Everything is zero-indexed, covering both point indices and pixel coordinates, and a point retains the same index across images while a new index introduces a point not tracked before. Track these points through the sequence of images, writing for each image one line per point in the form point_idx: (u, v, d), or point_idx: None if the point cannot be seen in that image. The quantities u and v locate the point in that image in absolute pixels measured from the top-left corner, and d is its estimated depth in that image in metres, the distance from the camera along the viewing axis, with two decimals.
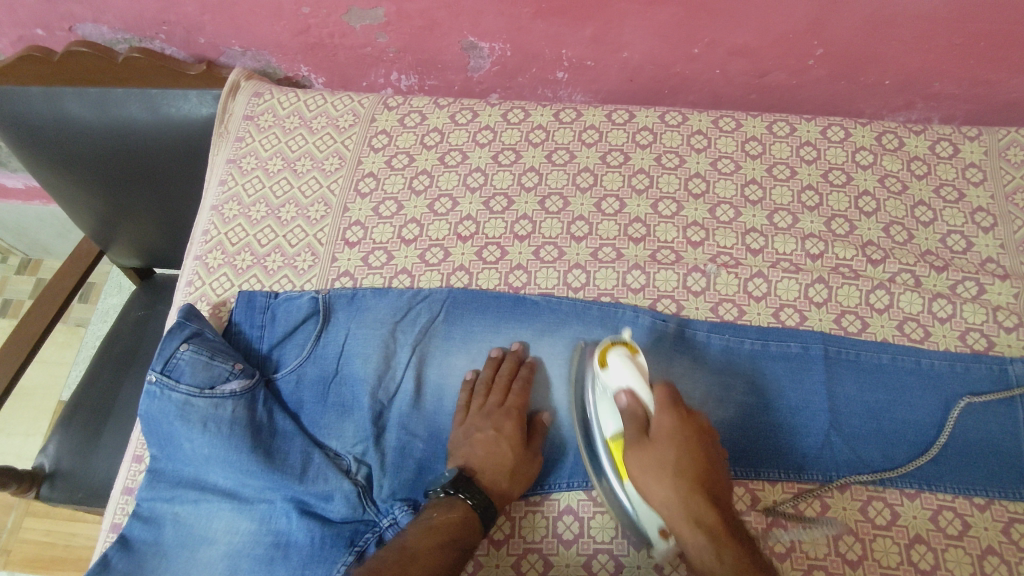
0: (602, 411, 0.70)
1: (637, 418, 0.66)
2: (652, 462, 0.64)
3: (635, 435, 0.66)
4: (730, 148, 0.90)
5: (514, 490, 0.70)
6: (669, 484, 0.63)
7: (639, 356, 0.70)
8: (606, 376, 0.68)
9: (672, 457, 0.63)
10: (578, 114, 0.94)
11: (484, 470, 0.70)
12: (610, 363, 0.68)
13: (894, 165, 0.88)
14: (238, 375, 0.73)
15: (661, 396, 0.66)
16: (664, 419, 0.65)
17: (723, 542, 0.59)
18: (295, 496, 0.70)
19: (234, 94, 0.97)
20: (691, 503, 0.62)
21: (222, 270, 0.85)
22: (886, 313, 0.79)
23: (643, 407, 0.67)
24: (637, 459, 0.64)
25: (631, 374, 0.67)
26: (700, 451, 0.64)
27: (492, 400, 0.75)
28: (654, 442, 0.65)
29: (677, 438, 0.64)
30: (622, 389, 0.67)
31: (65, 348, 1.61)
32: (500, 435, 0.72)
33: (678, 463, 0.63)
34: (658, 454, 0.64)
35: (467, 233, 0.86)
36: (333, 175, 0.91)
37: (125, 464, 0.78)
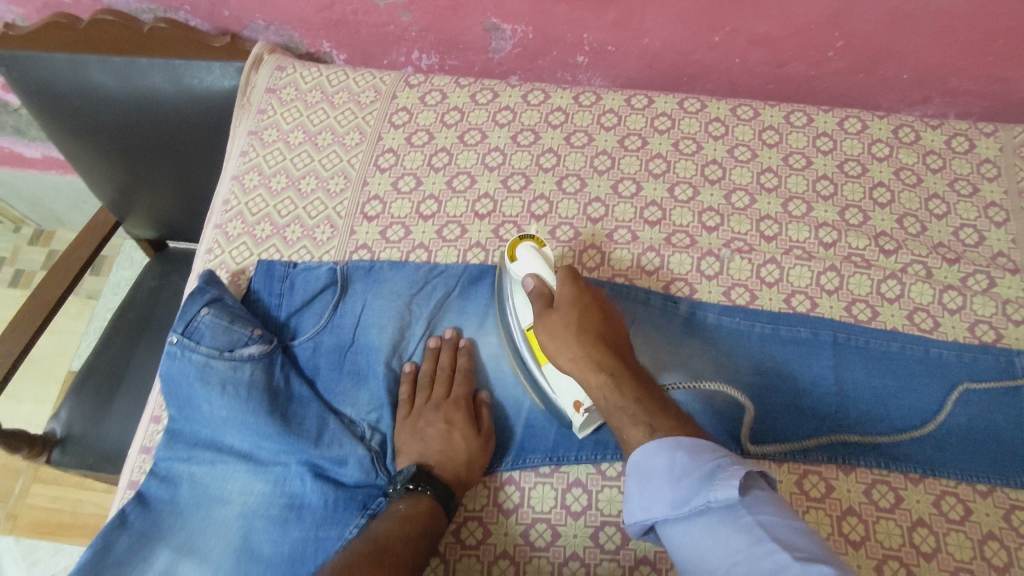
0: (514, 299, 0.73)
1: (543, 296, 0.69)
2: (559, 328, 0.65)
3: (544, 306, 0.68)
4: (747, 137, 0.91)
5: (470, 478, 0.71)
6: (576, 341, 0.64)
7: (546, 249, 0.73)
8: (516, 267, 0.71)
9: (575, 320, 0.65)
10: (597, 98, 0.94)
11: (443, 464, 0.70)
12: (519, 255, 0.71)
13: (910, 158, 0.89)
14: (256, 340, 0.74)
15: (564, 276, 0.69)
16: (566, 290, 0.67)
17: (624, 382, 0.61)
18: (310, 459, 0.71)
19: (256, 67, 0.98)
20: (597, 356, 0.63)
21: (242, 240, 0.87)
22: (897, 302, 0.80)
23: (548, 288, 0.69)
24: (546, 322, 0.66)
25: (537, 262, 0.70)
26: (600, 313, 0.67)
27: (437, 392, 0.75)
28: (556, 310, 0.67)
29: (577, 305, 0.66)
30: (529, 275, 0.70)
31: (76, 318, 1.62)
32: (452, 427, 0.73)
33: (582, 323, 0.65)
34: (562, 315, 0.66)
35: (484, 211, 0.87)
36: (353, 150, 0.92)
37: (142, 426, 0.79)
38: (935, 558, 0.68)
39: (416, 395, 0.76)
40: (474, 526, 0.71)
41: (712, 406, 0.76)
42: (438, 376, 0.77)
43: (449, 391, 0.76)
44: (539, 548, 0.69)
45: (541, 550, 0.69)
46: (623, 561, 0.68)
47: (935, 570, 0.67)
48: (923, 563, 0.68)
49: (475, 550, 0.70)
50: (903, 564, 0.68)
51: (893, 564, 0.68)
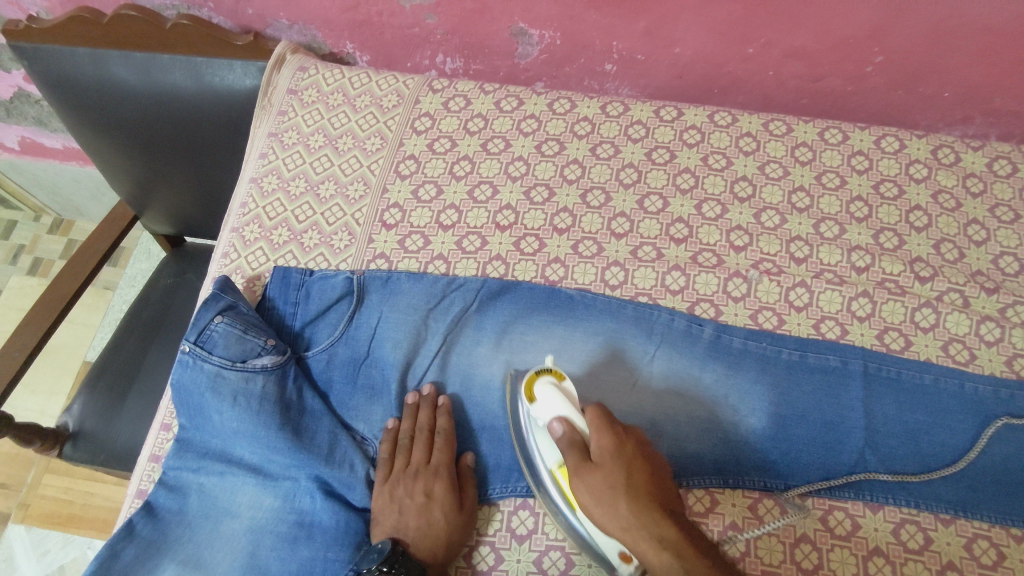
0: (540, 439, 0.67)
1: (575, 444, 0.62)
2: (602, 486, 0.59)
3: (577, 462, 0.61)
4: (779, 153, 0.88)
5: (450, 554, 0.67)
6: (626, 509, 0.57)
7: (566, 383, 0.68)
8: (538, 407, 0.66)
9: (620, 479, 0.59)
10: (625, 108, 0.92)
11: (420, 541, 0.66)
12: (540, 394, 0.66)
13: (949, 180, 0.86)
14: (270, 351, 0.72)
15: (594, 419, 0.62)
16: (603, 442, 0.61)
17: (688, 549, 0.55)
18: (320, 476, 0.70)
19: (279, 67, 0.96)
20: (651, 527, 0.56)
21: (259, 245, 0.85)
22: (931, 332, 0.77)
23: (578, 431, 0.63)
24: (589, 480, 0.60)
25: (562, 401, 0.65)
26: (642, 459, 0.61)
27: (416, 459, 0.71)
28: (597, 467, 0.60)
29: (619, 453, 0.60)
30: (557, 419, 0.64)
31: (92, 309, 1.62)
32: (430, 500, 0.68)
33: (630, 483, 0.58)
34: (603, 475, 0.59)
35: (506, 223, 0.84)
36: (373, 155, 0.90)
37: (153, 432, 0.78)
38: None
39: (397, 459, 0.72)
40: (485, 551, 0.69)
41: (736, 436, 0.74)
42: (418, 440, 0.72)
43: (430, 457, 0.71)
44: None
45: None
46: None
47: None
48: None
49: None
50: None
51: None
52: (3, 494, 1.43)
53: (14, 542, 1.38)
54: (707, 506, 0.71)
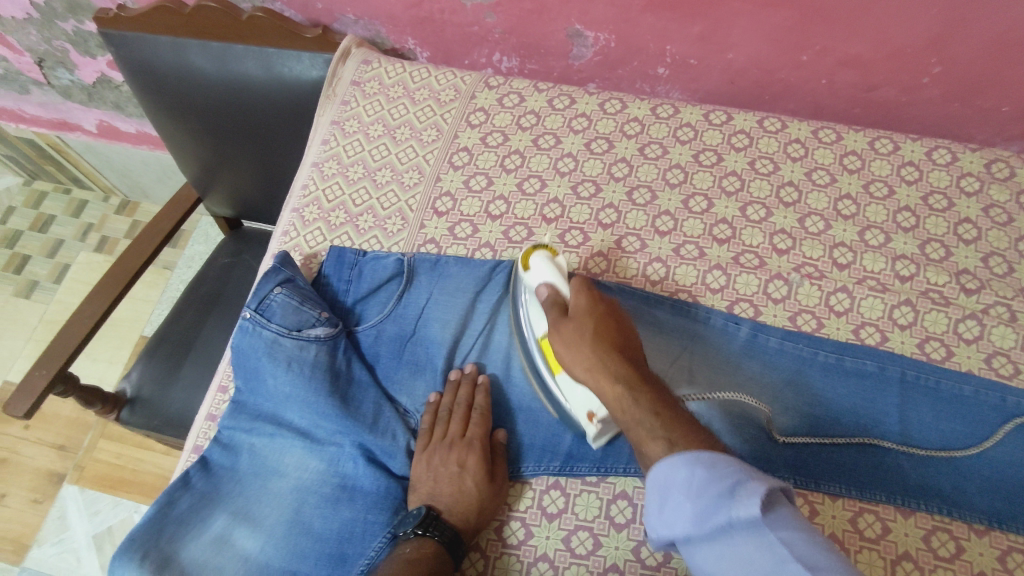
0: (531, 312, 0.74)
1: (557, 304, 0.69)
2: (573, 333, 0.64)
3: (557, 314, 0.68)
4: (828, 161, 0.88)
5: (481, 523, 0.69)
6: (589, 346, 0.62)
7: (560, 259, 0.74)
8: (531, 276, 0.72)
9: (587, 329, 0.64)
10: (675, 111, 0.94)
11: (452, 510, 0.68)
12: (531, 264, 0.73)
13: (1002, 195, 0.85)
14: (323, 322, 0.77)
15: (576, 286, 0.69)
16: (580, 300, 0.67)
17: (640, 387, 0.58)
18: (364, 443, 0.74)
19: (344, 60, 1.02)
20: (610, 365, 0.61)
21: (317, 225, 0.90)
22: (975, 344, 0.76)
23: (561, 296, 0.69)
24: (560, 333, 0.66)
25: (550, 271, 0.71)
26: (614, 321, 0.65)
27: (452, 430, 0.73)
28: (570, 320, 0.66)
29: (590, 311, 0.66)
30: (544, 284, 0.71)
31: (152, 287, 1.71)
32: (464, 471, 0.70)
33: (596, 330, 0.64)
34: (576, 323, 0.65)
35: (552, 216, 0.87)
36: (429, 146, 0.94)
37: (209, 395, 0.83)
38: None
39: (435, 429, 0.75)
40: (516, 526, 0.71)
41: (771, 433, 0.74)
42: (455, 413, 0.74)
43: (465, 430, 0.73)
44: (579, 556, 0.68)
45: (581, 558, 0.68)
46: None
47: None
48: None
49: (515, 550, 0.70)
50: None
51: None
52: (62, 455, 1.52)
53: (68, 501, 1.46)
54: None
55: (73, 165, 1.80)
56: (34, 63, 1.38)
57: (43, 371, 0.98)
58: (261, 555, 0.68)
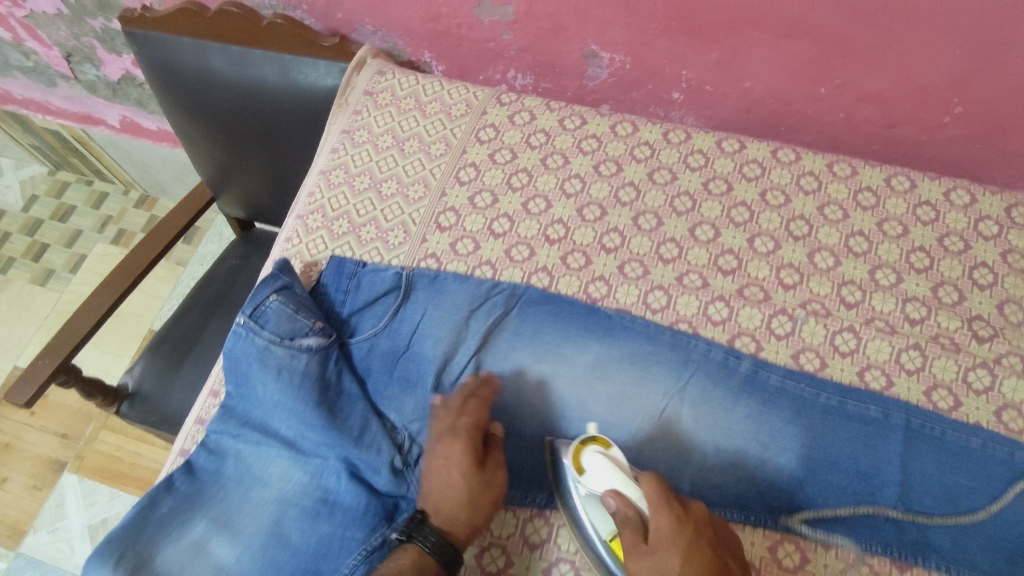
0: (596, 520, 0.65)
1: (627, 521, 0.60)
2: (656, 574, 0.56)
3: (634, 540, 0.59)
4: (841, 196, 0.86)
5: (476, 518, 0.66)
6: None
7: (615, 451, 0.67)
8: (588, 479, 0.64)
9: (674, 568, 0.56)
10: (687, 136, 0.92)
11: (438, 509, 0.66)
12: (586, 468, 0.65)
13: (1021, 241, 0.82)
14: (316, 333, 0.76)
15: (651, 495, 0.59)
16: (660, 523, 0.58)
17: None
18: (348, 457, 0.72)
19: (359, 69, 1.03)
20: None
21: (319, 233, 0.90)
22: (985, 395, 0.73)
23: (634, 509, 0.61)
24: (644, 575, 0.57)
25: (611, 474, 0.63)
26: (700, 536, 0.58)
27: (442, 423, 0.70)
28: (652, 551, 0.58)
29: (676, 534, 0.57)
30: (606, 491, 0.63)
31: (163, 282, 1.73)
32: (449, 464, 0.67)
33: (687, 570, 0.55)
34: (663, 563, 0.56)
35: (556, 237, 0.86)
36: (436, 160, 0.93)
37: (202, 396, 0.83)
38: None
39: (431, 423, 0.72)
40: (496, 554, 0.71)
41: (762, 474, 0.73)
42: (447, 404, 0.72)
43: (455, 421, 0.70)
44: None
45: None
46: None
47: None
48: None
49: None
50: None
51: None
52: (63, 443, 1.53)
53: (66, 490, 1.47)
54: None
55: (95, 158, 1.83)
56: (62, 58, 1.40)
57: (47, 360, 0.99)
58: (237, 565, 0.68)
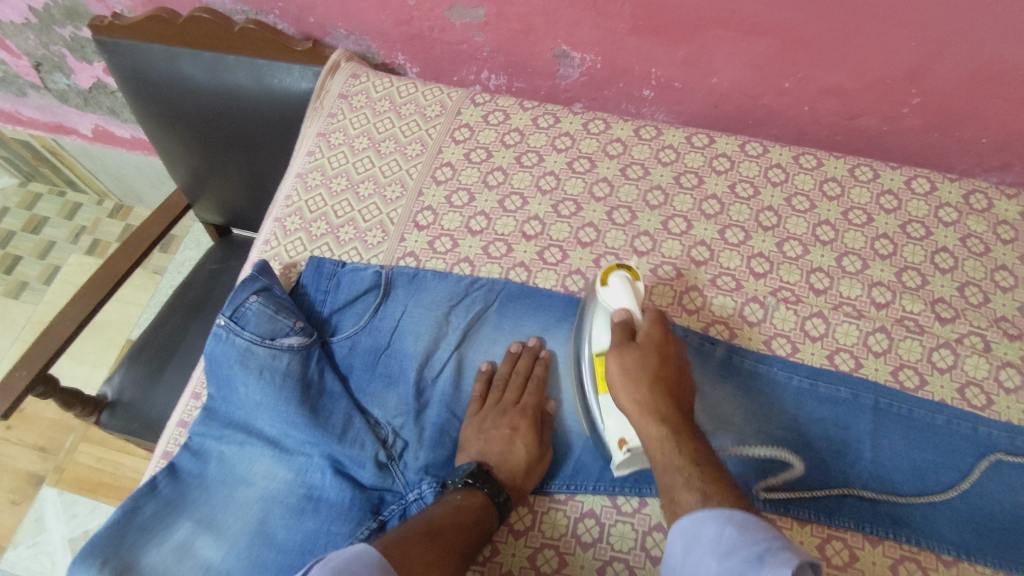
0: (593, 325, 0.73)
1: (627, 330, 0.69)
2: (632, 363, 0.65)
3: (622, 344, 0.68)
4: (807, 186, 0.89)
5: (525, 486, 0.71)
6: (645, 384, 0.64)
7: (639, 283, 0.73)
8: (606, 294, 0.72)
9: (646, 367, 0.65)
10: (658, 132, 0.95)
11: (500, 467, 0.71)
12: (611, 282, 0.72)
13: (978, 226, 0.85)
14: (297, 332, 0.77)
15: (653, 320, 0.69)
16: (651, 333, 0.68)
17: (685, 439, 0.60)
18: (332, 454, 0.73)
19: (333, 73, 1.03)
20: (660, 402, 0.63)
21: (298, 234, 0.90)
22: (949, 374, 0.76)
23: (633, 323, 0.69)
24: (622, 359, 0.66)
25: (626, 295, 0.71)
26: (676, 362, 0.67)
27: (507, 397, 0.76)
28: (637, 346, 0.66)
29: (662, 349, 0.67)
30: (619, 308, 0.70)
31: (141, 291, 1.71)
32: (515, 434, 0.73)
33: (656, 371, 0.65)
34: (640, 355, 0.66)
35: (532, 233, 0.88)
36: (413, 160, 0.95)
37: (183, 400, 0.83)
38: None
39: (489, 397, 0.78)
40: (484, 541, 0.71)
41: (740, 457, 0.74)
42: (513, 382, 0.78)
43: (519, 399, 0.76)
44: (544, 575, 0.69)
45: None
46: None
47: None
48: None
49: (481, 566, 0.70)
50: None
51: None
52: (43, 456, 1.51)
53: (46, 503, 1.45)
54: None
55: (68, 168, 1.81)
56: (31, 67, 1.39)
57: (21, 372, 0.98)
58: (222, 564, 0.68)
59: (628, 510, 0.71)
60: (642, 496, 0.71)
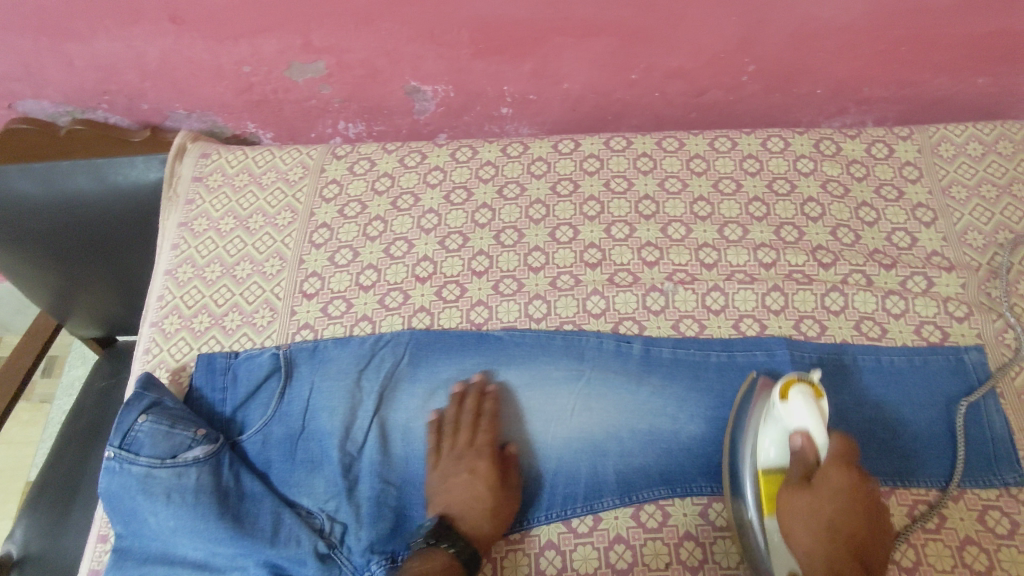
0: (762, 435, 0.68)
1: (806, 461, 0.66)
2: (804, 509, 0.65)
3: (801, 476, 0.66)
4: (675, 168, 0.92)
5: (495, 533, 0.70)
6: (814, 528, 0.64)
7: (822, 399, 0.66)
8: (786, 413, 0.66)
9: (823, 503, 0.64)
10: (525, 147, 0.95)
11: (465, 517, 0.69)
12: (791, 398, 0.65)
13: (834, 169, 0.91)
14: (201, 441, 0.71)
15: (836, 445, 0.66)
16: (834, 475, 0.65)
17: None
18: (268, 559, 0.69)
19: (181, 157, 0.97)
20: (831, 552, 0.62)
21: (180, 335, 0.84)
22: (843, 314, 0.80)
23: (815, 448, 0.65)
24: (797, 503, 0.65)
25: (812, 417, 0.65)
26: (860, 505, 0.64)
27: (461, 440, 0.74)
28: (811, 486, 0.65)
29: (844, 495, 0.64)
30: (799, 429, 0.65)
31: (30, 426, 1.55)
32: (475, 477, 0.71)
33: (831, 517, 0.63)
34: (811, 498, 0.65)
35: (425, 274, 0.86)
36: (286, 230, 0.91)
37: (90, 545, 0.75)
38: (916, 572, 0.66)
39: (441, 440, 0.75)
40: None
41: (678, 443, 0.75)
42: (461, 422, 0.75)
43: (473, 439, 0.74)
44: None
45: None
46: None
47: None
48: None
49: None
50: None
51: None
52: None
53: None
54: (658, 521, 0.71)
55: None
56: None
57: None
58: None
59: (584, 530, 0.71)
60: (595, 513, 0.72)
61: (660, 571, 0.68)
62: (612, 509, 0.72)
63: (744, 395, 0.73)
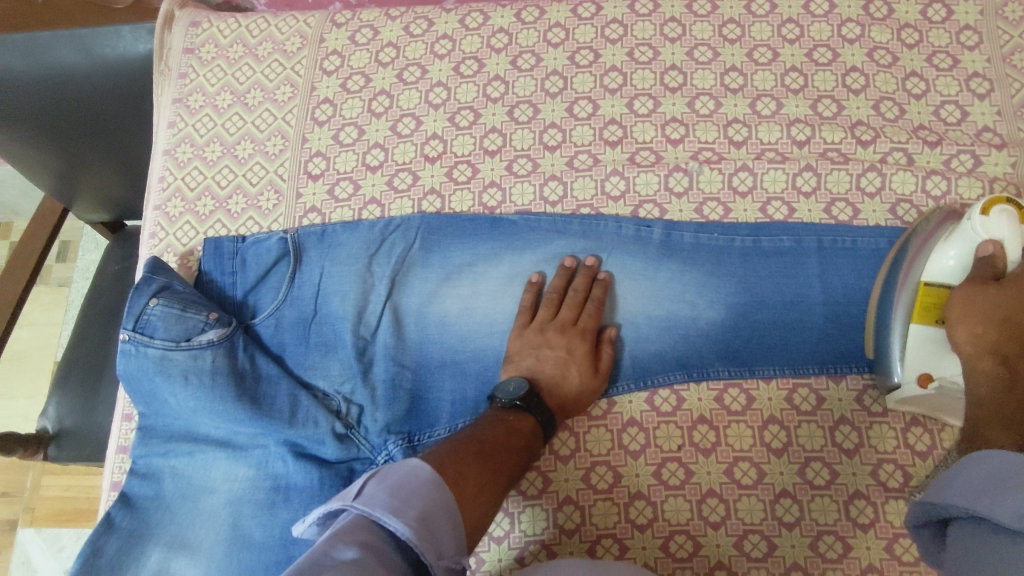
0: (944, 243, 0.65)
1: (990, 267, 0.61)
2: (981, 302, 0.60)
3: (986, 277, 0.61)
4: (706, 34, 0.83)
5: (574, 411, 0.70)
6: (989, 324, 0.58)
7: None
8: (981, 226, 0.62)
9: (1005, 304, 0.58)
10: (541, 12, 0.86)
11: (551, 391, 0.69)
12: (994, 212, 0.62)
13: (882, 35, 0.82)
14: (213, 325, 0.71)
15: None
16: None
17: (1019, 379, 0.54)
18: (288, 438, 0.70)
19: (169, 27, 0.91)
20: (1000, 344, 0.57)
21: (185, 219, 0.82)
22: (878, 197, 0.75)
23: (1004, 261, 0.61)
24: (973, 296, 0.60)
25: (1011, 231, 0.61)
26: None
27: (565, 315, 0.72)
28: (999, 286, 0.60)
29: None
30: (992, 240, 0.62)
31: (52, 308, 1.48)
32: (570, 356, 0.70)
33: (1011, 312, 0.58)
34: (994, 295, 0.59)
35: (435, 153, 0.81)
36: (286, 105, 0.85)
37: (116, 423, 0.77)
38: (930, 456, 0.68)
39: (545, 311, 0.73)
40: (533, 476, 0.71)
41: (696, 329, 0.73)
42: (572, 299, 0.73)
43: (577, 317, 0.72)
44: (603, 491, 0.70)
45: (533, 498, 0.70)
46: (619, 498, 0.70)
47: (929, 467, 0.68)
48: (915, 462, 0.68)
49: (538, 499, 0.70)
50: (896, 465, 0.68)
51: (888, 466, 0.68)
52: None
53: None
54: (673, 405, 0.72)
55: None
56: None
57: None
58: None
59: (598, 414, 0.72)
60: (609, 397, 0.73)
61: (672, 453, 0.70)
62: (627, 393, 0.73)
63: (918, 226, 0.70)
